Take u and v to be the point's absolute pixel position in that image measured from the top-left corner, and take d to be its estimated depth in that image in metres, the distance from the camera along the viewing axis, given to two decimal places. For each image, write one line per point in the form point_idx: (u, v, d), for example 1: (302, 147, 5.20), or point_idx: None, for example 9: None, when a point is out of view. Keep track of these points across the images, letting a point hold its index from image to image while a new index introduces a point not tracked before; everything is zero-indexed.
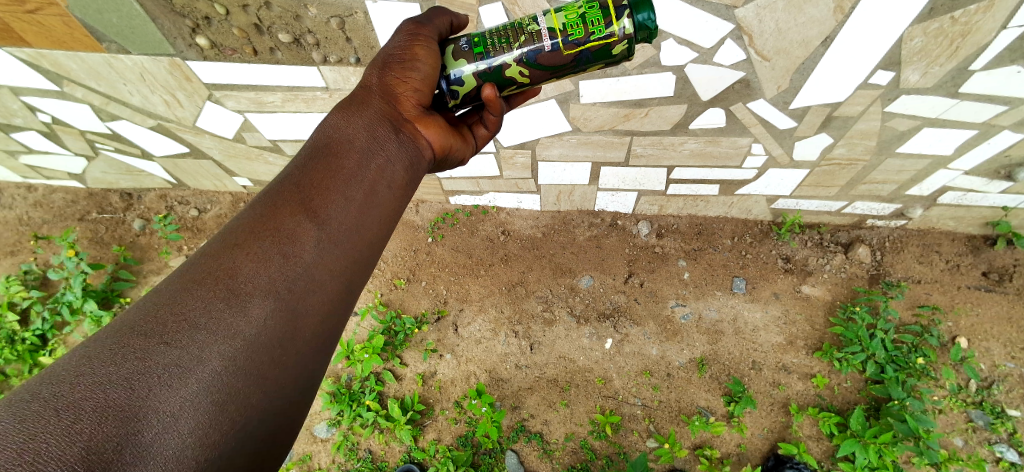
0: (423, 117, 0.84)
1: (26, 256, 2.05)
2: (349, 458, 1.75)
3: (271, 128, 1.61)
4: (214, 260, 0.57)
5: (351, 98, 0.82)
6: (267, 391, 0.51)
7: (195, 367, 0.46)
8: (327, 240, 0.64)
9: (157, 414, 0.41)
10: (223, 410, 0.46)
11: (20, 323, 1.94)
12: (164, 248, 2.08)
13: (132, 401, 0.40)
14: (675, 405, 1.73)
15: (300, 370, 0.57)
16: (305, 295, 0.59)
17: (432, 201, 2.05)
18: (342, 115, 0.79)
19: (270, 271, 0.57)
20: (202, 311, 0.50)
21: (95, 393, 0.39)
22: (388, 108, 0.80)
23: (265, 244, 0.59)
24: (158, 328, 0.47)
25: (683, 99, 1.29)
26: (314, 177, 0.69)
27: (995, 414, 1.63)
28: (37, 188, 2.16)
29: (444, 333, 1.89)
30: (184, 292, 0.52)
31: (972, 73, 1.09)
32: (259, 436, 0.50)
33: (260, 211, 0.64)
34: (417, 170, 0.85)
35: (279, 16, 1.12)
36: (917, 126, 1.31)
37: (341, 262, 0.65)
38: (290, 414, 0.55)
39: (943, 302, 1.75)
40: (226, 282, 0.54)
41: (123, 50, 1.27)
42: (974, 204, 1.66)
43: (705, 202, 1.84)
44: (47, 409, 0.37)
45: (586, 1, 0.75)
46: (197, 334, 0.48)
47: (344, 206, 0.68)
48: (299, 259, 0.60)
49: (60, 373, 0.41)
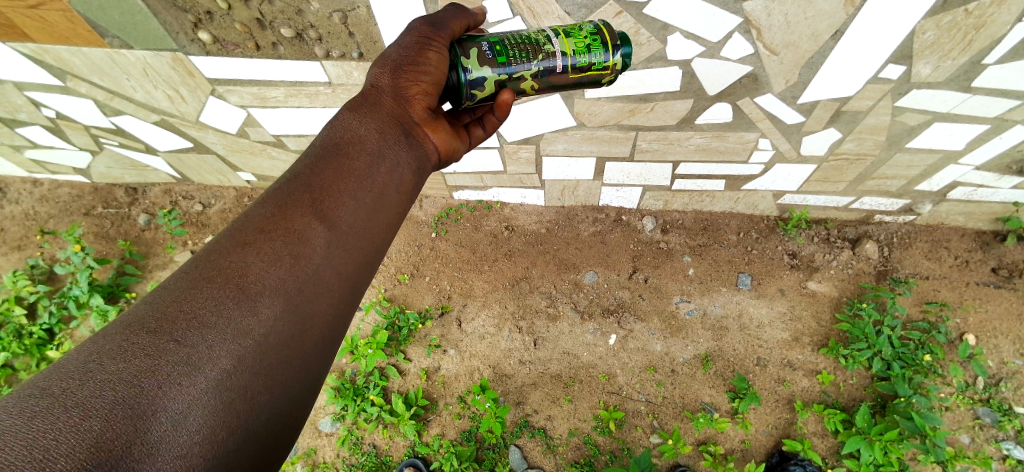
0: (430, 122, 0.84)
1: (33, 251, 2.06)
2: (354, 452, 1.77)
3: (274, 124, 1.60)
4: (224, 258, 0.56)
5: (360, 96, 0.81)
6: (274, 389, 0.51)
7: (204, 364, 0.46)
8: (337, 242, 0.65)
9: (167, 411, 0.41)
10: (230, 408, 0.46)
11: (28, 318, 1.96)
12: (168, 243, 2.08)
13: (141, 399, 0.40)
14: (679, 400, 1.72)
15: (309, 369, 0.57)
16: (311, 295, 0.59)
17: (435, 196, 2.04)
18: (352, 113, 0.78)
19: (280, 272, 0.57)
20: (212, 310, 0.50)
21: (104, 390, 0.39)
22: (397, 109, 0.80)
23: (276, 244, 0.59)
24: (168, 324, 0.47)
25: (689, 93, 1.28)
26: (323, 176, 0.69)
27: (1002, 411, 1.63)
28: (43, 182, 2.17)
29: (447, 328, 1.89)
30: (194, 290, 0.51)
31: (985, 67, 1.07)
32: (265, 434, 0.50)
33: (269, 209, 0.64)
34: (422, 171, 0.85)
35: (281, 11, 1.11)
36: (928, 121, 1.29)
37: (348, 263, 0.65)
38: (296, 415, 0.55)
39: (952, 298, 1.74)
40: (236, 280, 0.54)
41: (125, 46, 1.27)
42: (984, 199, 1.64)
43: (711, 197, 1.82)
44: (56, 405, 0.37)
45: (591, 31, 0.79)
46: (207, 333, 0.48)
47: (353, 207, 0.69)
48: (309, 260, 0.60)
49: (69, 370, 0.40)
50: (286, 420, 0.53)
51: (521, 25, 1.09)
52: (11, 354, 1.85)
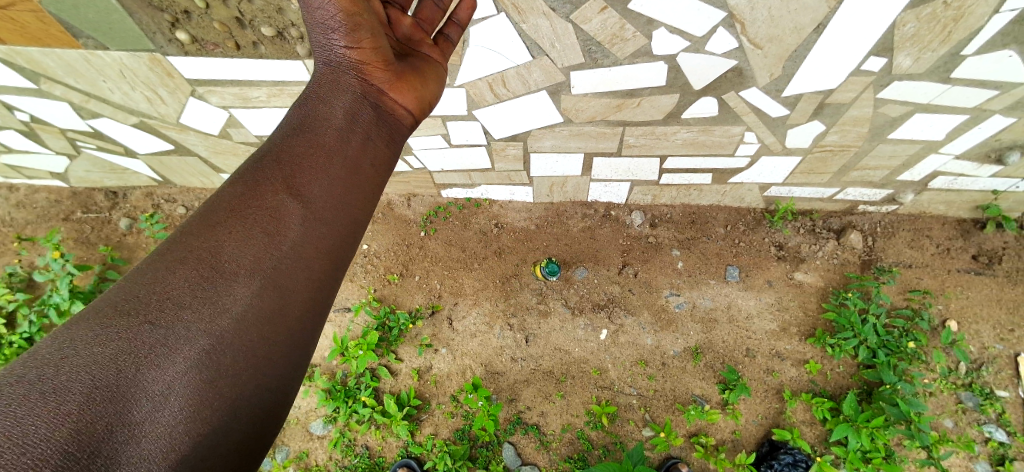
0: (396, 83, 0.85)
1: (11, 258, 2.03)
2: (346, 454, 1.80)
3: (258, 124, 1.58)
4: (197, 239, 0.60)
5: (321, 77, 0.82)
6: (258, 367, 0.55)
7: (181, 345, 0.50)
8: (311, 219, 0.67)
9: (147, 393, 0.46)
10: (212, 387, 0.50)
11: (7, 326, 1.92)
12: (151, 247, 2.05)
13: (119, 382, 0.45)
14: (670, 393, 1.77)
15: (296, 341, 0.60)
16: (291, 272, 0.62)
17: (424, 194, 1.99)
18: (320, 98, 0.81)
19: (253, 250, 0.60)
20: (186, 290, 0.53)
21: (82, 375, 0.43)
22: (357, 82, 0.82)
23: (248, 222, 0.62)
24: (142, 307, 0.51)
25: (675, 88, 1.28)
26: (294, 157, 0.73)
27: (984, 395, 1.68)
28: (19, 187, 2.11)
29: (438, 327, 1.89)
30: (168, 272, 0.55)
31: (964, 58, 1.08)
32: (262, 405, 0.54)
33: (239, 189, 0.66)
34: (397, 143, 0.88)
35: (261, 10, 1.08)
36: (909, 111, 1.30)
37: (327, 239, 0.68)
38: (290, 385, 0.58)
39: (934, 286, 1.77)
40: (208, 260, 0.57)
41: (101, 47, 1.24)
42: (964, 188, 1.66)
43: (698, 190, 1.83)
44: (33, 391, 0.41)
45: None
46: (182, 313, 0.52)
47: (326, 186, 0.71)
48: (284, 237, 0.63)
49: (44, 356, 0.44)
50: (275, 398, 0.56)
51: (505, 21, 1.08)
52: None
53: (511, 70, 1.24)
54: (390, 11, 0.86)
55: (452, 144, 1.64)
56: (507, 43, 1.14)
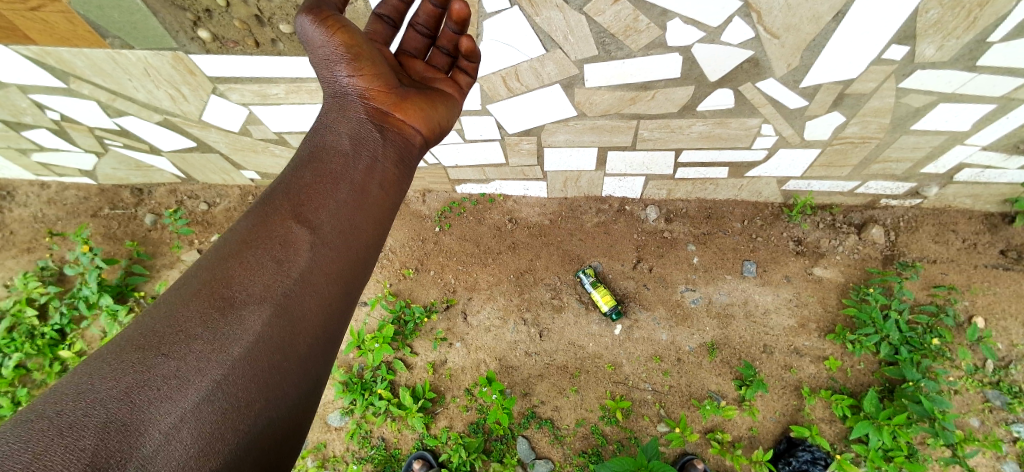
0: (400, 104, 0.90)
1: (43, 253, 2.10)
2: (363, 445, 1.85)
3: (276, 121, 1.61)
4: (211, 271, 0.64)
5: (329, 109, 0.90)
6: (269, 396, 0.57)
7: (193, 376, 0.52)
8: (321, 244, 0.72)
9: (158, 426, 0.48)
10: (226, 416, 0.52)
11: (40, 319, 2.02)
12: (175, 242, 2.12)
13: (132, 415, 0.47)
14: (686, 389, 1.76)
15: (305, 370, 0.63)
16: (301, 298, 0.65)
17: (438, 190, 2.01)
18: (329, 129, 0.88)
19: (264, 278, 0.64)
20: (199, 323, 0.57)
21: (98, 409, 0.46)
22: (363, 110, 0.88)
23: (260, 251, 0.67)
24: (157, 341, 0.54)
25: (690, 80, 1.27)
26: (301, 187, 0.78)
27: (1013, 393, 1.64)
28: (50, 185, 2.18)
29: (453, 321, 1.90)
30: (182, 307, 0.59)
31: (990, 45, 1.05)
32: (272, 435, 0.56)
33: (252, 223, 0.72)
34: (406, 164, 0.92)
35: (279, 7, 1.09)
36: (932, 101, 1.27)
37: (337, 263, 0.72)
38: (296, 417, 0.60)
39: (960, 281, 1.72)
40: (221, 290, 0.61)
41: (127, 46, 1.28)
42: (991, 181, 1.61)
43: (714, 185, 1.80)
44: (51, 427, 0.43)
45: None
46: (193, 344, 0.55)
47: (333, 211, 0.76)
48: (293, 263, 0.67)
49: (64, 391, 0.48)
50: (287, 427, 0.58)
51: (518, 14, 1.08)
52: (24, 355, 1.92)
53: (524, 63, 1.25)
54: (402, 57, 0.96)
55: (466, 140, 1.65)
56: (520, 36, 1.14)
